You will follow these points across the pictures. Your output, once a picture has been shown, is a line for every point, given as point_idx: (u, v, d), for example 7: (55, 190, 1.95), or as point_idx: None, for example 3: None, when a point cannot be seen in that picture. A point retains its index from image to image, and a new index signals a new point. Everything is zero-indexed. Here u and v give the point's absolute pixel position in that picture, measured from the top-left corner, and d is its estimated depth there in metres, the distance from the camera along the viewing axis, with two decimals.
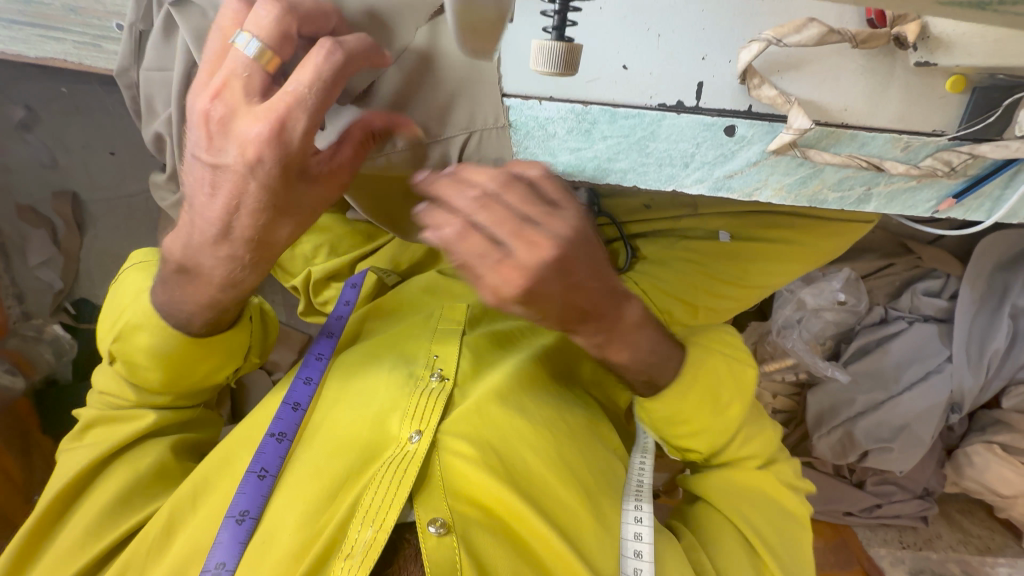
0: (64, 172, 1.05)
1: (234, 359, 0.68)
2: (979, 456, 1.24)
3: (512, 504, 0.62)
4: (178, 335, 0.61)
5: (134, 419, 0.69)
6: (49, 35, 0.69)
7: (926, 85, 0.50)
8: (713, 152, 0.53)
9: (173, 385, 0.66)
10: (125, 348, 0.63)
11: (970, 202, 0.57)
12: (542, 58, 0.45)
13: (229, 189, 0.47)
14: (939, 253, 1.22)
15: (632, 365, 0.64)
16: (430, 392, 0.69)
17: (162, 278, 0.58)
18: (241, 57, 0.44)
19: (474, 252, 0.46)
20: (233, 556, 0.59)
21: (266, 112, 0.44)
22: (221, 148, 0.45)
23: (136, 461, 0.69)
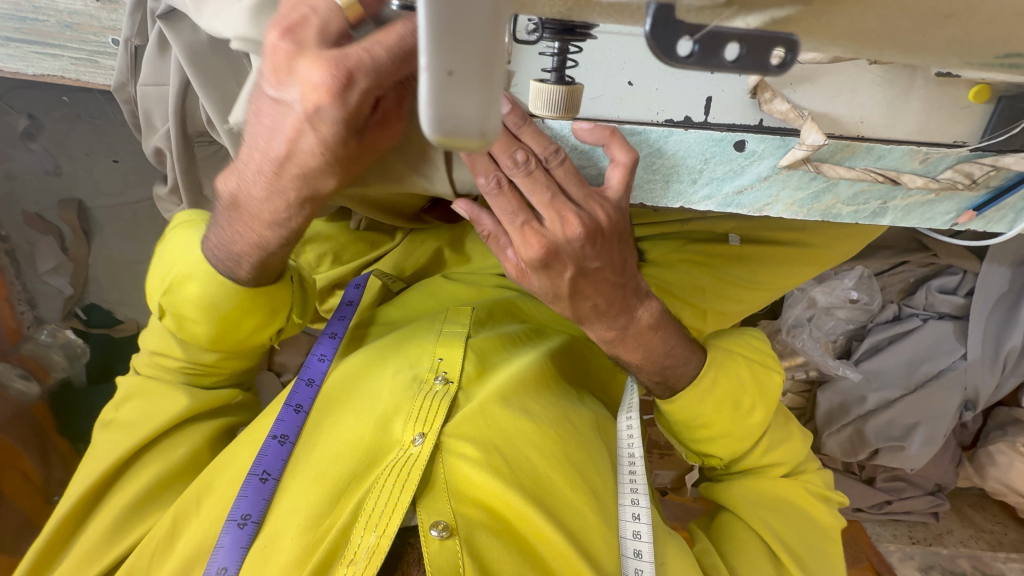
0: (69, 180, 1.04)
1: (278, 318, 0.70)
2: (1003, 455, 1.22)
3: (517, 507, 0.62)
4: (232, 287, 0.63)
5: (170, 400, 0.71)
6: (46, 51, 0.67)
7: (950, 95, 0.48)
8: (722, 167, 0.52)
9: (220, 340, 0.68)
10: (174, 300, 0.66)
11: (991, 215, 0.55)
12: (541, 102, 0.41)
13: (288, 131, 0.46)
14: (956, 250, 1.16)
15: (642, 364, 0.67)
16: (435, 395, 0.68)
17: (219, 224, 0.60)
18: (360, 47, 0.43)
19: (531, 247, 0.52)
20: (235, 560, 0.59)
21: (332, 58, 0.40)
22: (286, 87, 0.43)
23: (172, 448, 0.71)
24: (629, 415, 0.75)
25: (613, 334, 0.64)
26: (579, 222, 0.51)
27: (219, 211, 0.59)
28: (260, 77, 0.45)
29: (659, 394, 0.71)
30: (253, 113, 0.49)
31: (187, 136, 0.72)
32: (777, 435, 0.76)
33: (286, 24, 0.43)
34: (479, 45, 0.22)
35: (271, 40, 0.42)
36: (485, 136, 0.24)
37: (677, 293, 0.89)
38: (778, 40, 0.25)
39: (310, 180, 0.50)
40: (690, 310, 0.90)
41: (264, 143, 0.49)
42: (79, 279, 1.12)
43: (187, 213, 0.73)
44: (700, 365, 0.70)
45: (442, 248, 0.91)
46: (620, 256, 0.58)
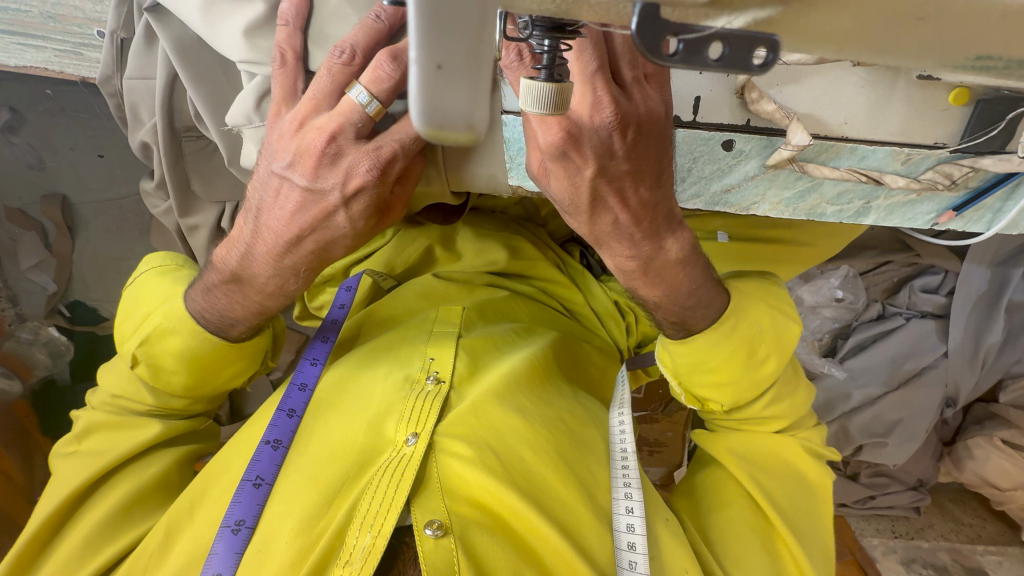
0: (52, 174, 1.02)
1: (255, 363, 0.71)
2: (979, 448, 1.25)
3: (512, 504, 0.62)
4: (216, 341, 0.64)
5: (141, 427, 0.70)
6: (27, 42, 0.66)
7: (929, 98, 0.49)
8: (710, 166, 0.53)
9: (195, 390, 0.69)
10: (151, 351, 0.65)
11: (970, 215, 0.57)
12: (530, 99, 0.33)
13: (315, 211, 0.53)
14: (939, 250, 1.20)
15: (659, 301, 0.61)
16: (427, 395, 0.68)
17: (207, 285, 0.63)
18: (355, 110, 0.48)
19: (547, 132, 0.44)
20: (229, 565, 0.58)
21: (372, 151, 0.50)
22: (323, 177, 0.51)
23: (140, 470, 0.69)
24: (621, 411, 0.77)
25: (635, 264, 0.57)
26: (613, 107, 0.43)
27: (210, 278, 0.62)
28: (281, 160, 0.52)
29: (669, 332, 0.66)
30: (265, 184, 0.54)
31: (175, 130, 0.71)
32: (783, 389, 0.73)
33: (300, 114, 0.50)
34: (467, 39, 0.22)
35: (304, 133, 0.50)
36: (473, 129, 0.24)
37: None
38: (760, 42, 0.24)
39: (326, 249, 0.57)
40: None
41: (285, 212, 0.54)
42: (62, 276, 1.09)
43: (160, 257, 0.74)
44: (726, 307, 0.65)
45: (432, 246, 0.91)
46: (657, 159, 0.49)
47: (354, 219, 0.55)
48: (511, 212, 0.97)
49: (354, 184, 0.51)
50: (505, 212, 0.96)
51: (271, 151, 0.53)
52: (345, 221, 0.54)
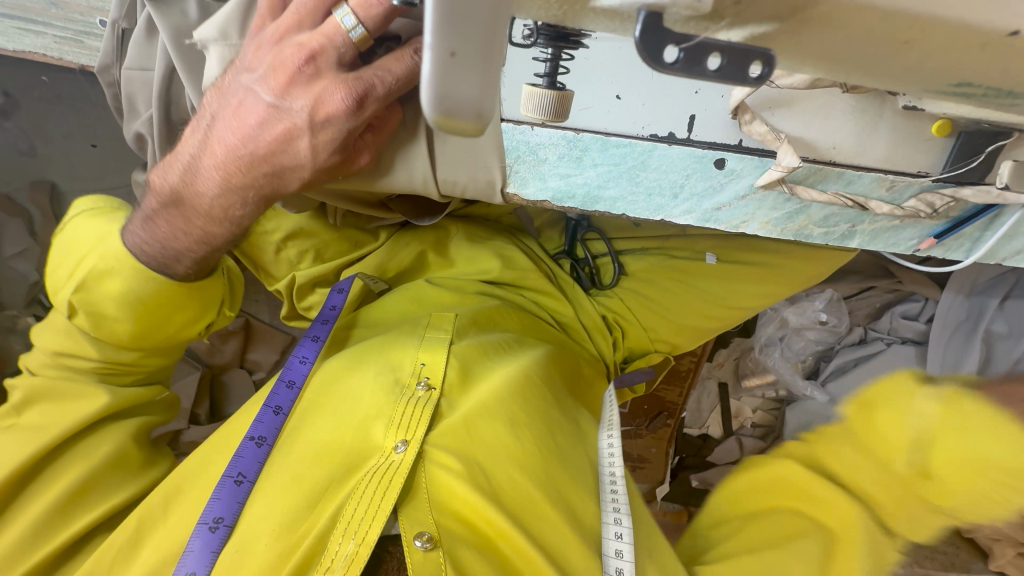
0: (43, 161, 1.01)
1: (209, 312, 0.71)
2: None
3: (498, 521, 0.61)
4: (161, 280, 0.63)
5: (89, 398, 0.67)
6: (27, 27, 0.67)
7: (912, 127, 0.51)
8: (702, 184, 0.53)
9: (142, 338, 0.68)
10: (89, 298, 0.64)
11: (950, 242, 0.58)
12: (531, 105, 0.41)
13: (276, 131, 0.51)
14: (918, 277, 1.23)
15: None
16: (417, 401, 0.67)
17: (146, 213, 0.61)
18: (339, 32, 0.46)
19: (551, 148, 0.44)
20: (204, 565, 0.56)
21: (350, 81, 0.47)
22: (291, 98, 0.49)
23: (93, 447, 0.67)
24: (610, 432, 0.79)
25: None
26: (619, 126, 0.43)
27: (151, 203, 0.61)
28: (253, 73, 0.50)
29: None
30: (228, 94, 0.53)
31: (171, 121, 0.70)
32: None
33: (281, 29, 0.48)
34: (481, 29, 0.25)
35: (283, 46, 0.48)
36: (480, 117, 0.27)
37: (661, 310, 0.94)
38: (756, 55, 0.26)
39: (278, 179, 0.55)
40: (666, 325, 0.96)
41: (240, 133, 0.52)
42: (46, 265, 1.06)
43: (91, 202, 0.71)
44: None
45: (425, 251, 0.91)
46: None
47: (316, 153, 0.52)
48: (505, 222, 0.99)
49: (325, 112, 0.48)
50: (498, 220, 0.97)
51: (244, 62, 0.51)
52: (306, 152, 0.52)
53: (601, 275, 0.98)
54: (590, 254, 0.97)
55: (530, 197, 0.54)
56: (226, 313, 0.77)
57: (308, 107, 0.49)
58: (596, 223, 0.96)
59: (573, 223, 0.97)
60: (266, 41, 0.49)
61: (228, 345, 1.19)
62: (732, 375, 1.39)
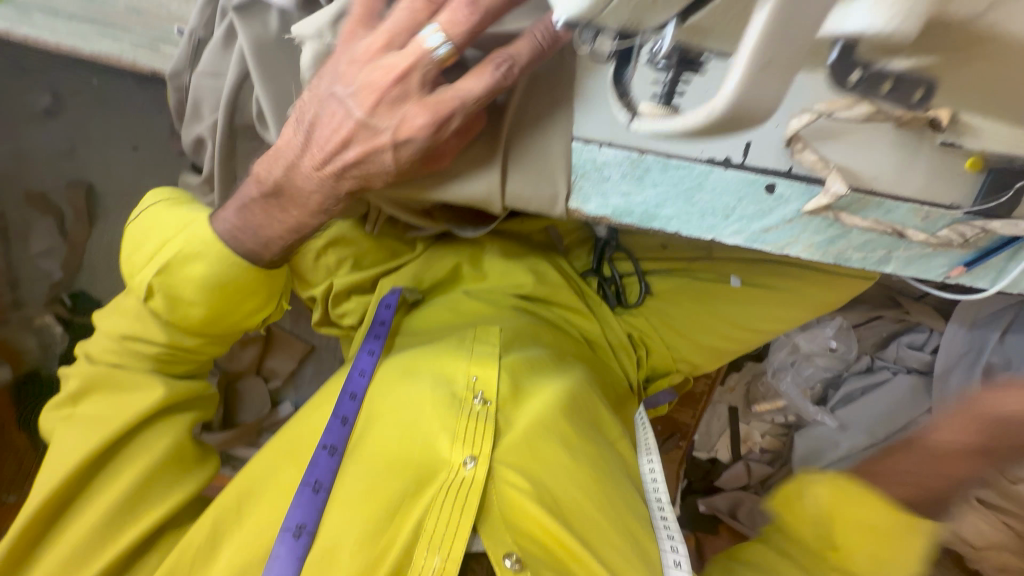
0: (82, 162, 1.03)
1: (271, 302, 0.72)
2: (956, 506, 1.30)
3: (570, 542, 0.61)
4: (240, 265, 0.65)
5: (149, 391, 0.68)
6: (105, 32, 0.70)
7: (948, 162, 0.55)
8: (752, 207, 0.56)
9: (209, 324, 0.69)
10: (169, 281, 0.65)
11: (977, 271, 0.62)
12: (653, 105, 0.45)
13: (366, 144, 0.54)
14: (925, 308, 1.29)
15: None
16: (475, 416, 0.67)
17: (242, 203, 0.64)
18: (426, 55, 0.49)
19: None
20: (293, 570, 0.56)
21: (434, 106, 0.50)
22: (383, 116, 0.52)
23: (153, 441, 0.67)
24: (650, 456, 0.80)
25: None
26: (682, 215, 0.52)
27: (247, 193, 0.63)
28: (346, 86, 0.53)
29: None
30: (324, 102, 0.54)
31: (234, 128, 0.72)
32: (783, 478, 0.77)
33: (375, 44, 0.51)
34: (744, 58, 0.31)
35: (379, 61, 0.51)
36: None
37: (682, 329, 0.98)
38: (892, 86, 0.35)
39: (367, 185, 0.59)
40: (689, 344, 0.99)
41: (333, 140, 0.55)
42: (71, 264, 1.06)
43: (160, 194, 0.73)
44: None
45: (460, 264, 0.92)
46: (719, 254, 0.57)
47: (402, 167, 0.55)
48: (536, 238, 1.01)
49: (412, 131, 0.52)
50: (530, 236, 0.99)
51: (335, 73, 0.53)
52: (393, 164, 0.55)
53: (627, 294, 1.00)
54: (617, 273, 1.00)
55: (591, 213, 0.57)
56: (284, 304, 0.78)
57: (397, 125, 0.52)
58: (624, 245, 1.00)
59: (602, 243, 1.01)
60: (360, 53, 0.51)
61: (247, 352, 1.19)
62: (742, 399, 1.41)
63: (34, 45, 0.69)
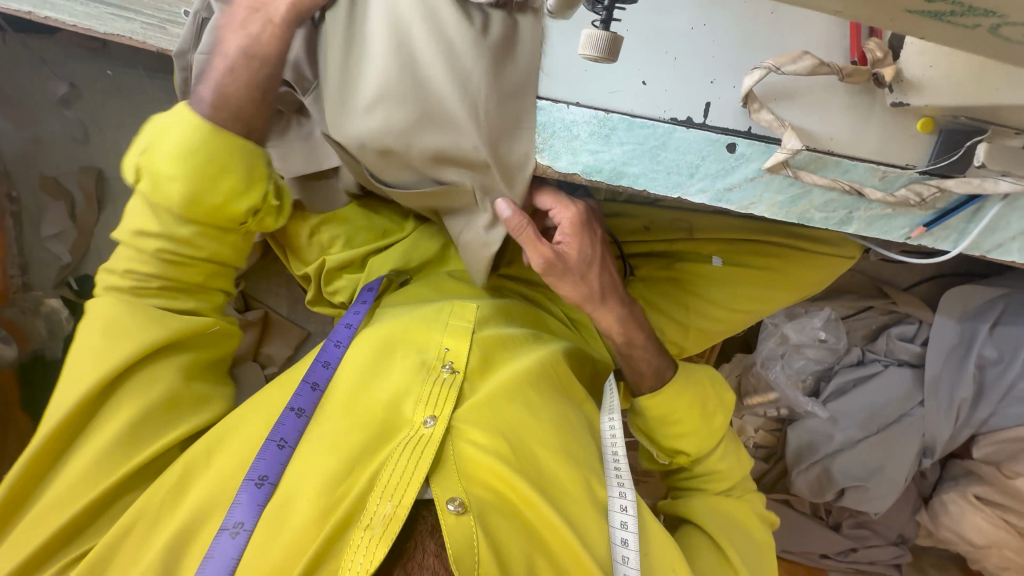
0: (94, 148, 1.08)
1: (257, 181, 0.68)
2: (954, 504, 1.28)
3: (523, 489, 0.65)
4: (204, 121, 0.64)
5: (139, 334, 0.65)
6: (121, 14, 0.75)
7: (899, 124, 0.58)
8: (716, 165, 0.59)
9: (196, 202, 0.65)
10: (157, 189, 0.64)
11: (938, 232, 0.64)
12: (590, 45, 0.48)
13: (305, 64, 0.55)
14: (911, 299, 1.31)
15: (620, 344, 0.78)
16: (442, 382, 0.72)
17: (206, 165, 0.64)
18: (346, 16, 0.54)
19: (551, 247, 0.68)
20: (251, 517, 0.60)
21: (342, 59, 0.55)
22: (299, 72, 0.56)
23: (145, 388, 0.66)
24: (611, 415, 0.82)
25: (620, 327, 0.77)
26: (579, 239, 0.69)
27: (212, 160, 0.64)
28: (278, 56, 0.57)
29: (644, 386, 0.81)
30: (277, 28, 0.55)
31: None
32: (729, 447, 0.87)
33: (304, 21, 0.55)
34: None
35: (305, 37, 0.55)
36: None
37: (665, 310, 0.99)
38: None
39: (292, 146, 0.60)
40: (675, 326, 0.99)
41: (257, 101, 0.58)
42: (79, 248, 1.10)
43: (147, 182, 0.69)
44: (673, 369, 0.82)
45: (448, 245, 0.97)
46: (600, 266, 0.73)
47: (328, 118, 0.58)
48: None
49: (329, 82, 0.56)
50: None
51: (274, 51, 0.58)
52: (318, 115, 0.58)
53: None
54: None
55: (562, 170, 0.59)
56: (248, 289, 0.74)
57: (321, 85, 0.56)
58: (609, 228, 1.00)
59: None
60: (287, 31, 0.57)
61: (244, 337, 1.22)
62: (734, 393, 1.42)
63: (60, 25, 0.75)
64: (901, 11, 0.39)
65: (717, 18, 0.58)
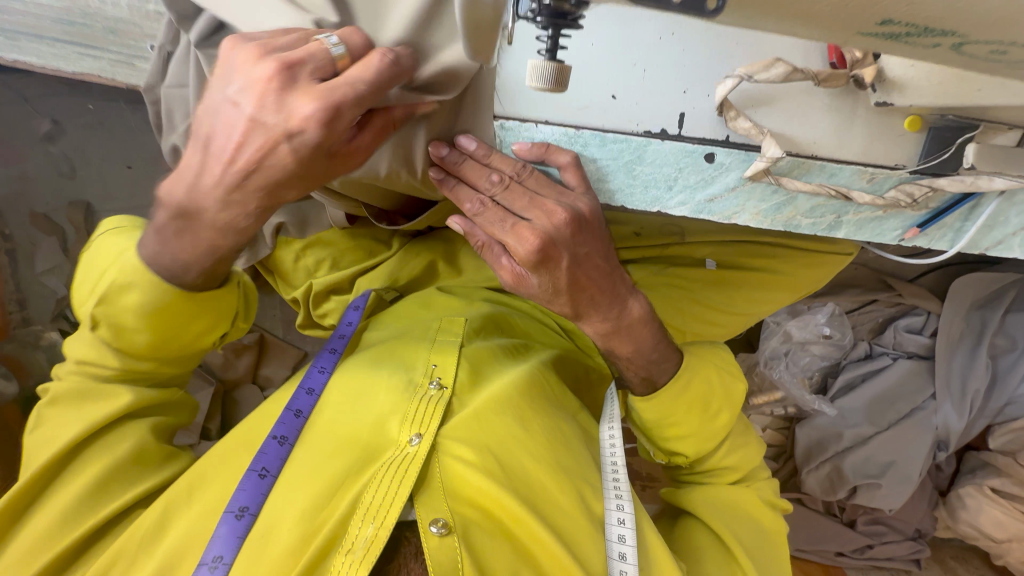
0: (81, 182, 1.09)
1: (223, 321, 0.69)
2: (971, 498, 1.24)
3: (510, 507, 0.63)
4: (169, 288, 0.61)
5: (105, 396, 0.66)
6: (86, 52, 0.77)
7: (886, 123, 0.56)
8: (694, 176, 0.57)
9: (158, 348, 0.65)
10: (111, 310, 0.62)
11: (934, 232, 0.62)
12: (536, 76, 0.45)
13: (259, 144, 0.48)
14: (918, 291, 1.26)
15: (632, 357, 0.68)
16: (429, 398, 0.70)
17: (156, 227, 0.58)
18: (320, 50, 0.46)
19: (525, 243, 0.55)
20: (231, 550, 0.59)
21: (320, 93, 0.45)
22: (270, 111, 0.46)
23: (113, 446, 0.66)
24: (611, 424, 0.79)
25: (607, 326, 0.65)
26: (562, 210, 0.55)
27: (160, 218, 0.58)
28: (231, 87, 0.47)
29: (637, 390, 0.72)
30: (220, 115, 0.49)
31: None
32: (738, 440, 0.79)
33: (263, 46, 0.46)
34: None
35: (259, 64, 0.45)
36: None
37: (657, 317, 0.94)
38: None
39: (276, 190, 0.52)
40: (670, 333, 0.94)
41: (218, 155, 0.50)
42: (74, 280, 1.12)
43: (120, 219, 0.71)
44: (680, 363, 0.73)
45: (435, 261, 0.94)
46: (602, 242, 0.60)
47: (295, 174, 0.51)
48: None
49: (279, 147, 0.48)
50: None
51: (224, 80, 0.48)
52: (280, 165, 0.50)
53: None
54: None
55: None
56: (239, 325, 0.74)
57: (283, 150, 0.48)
58: None
59: None
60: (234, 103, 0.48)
61: (241, 360, 1.21)
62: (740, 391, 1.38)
63: (37, 68, 0.79)
64: (855, 33, 0.38)
65: (684, 27, 0.55)
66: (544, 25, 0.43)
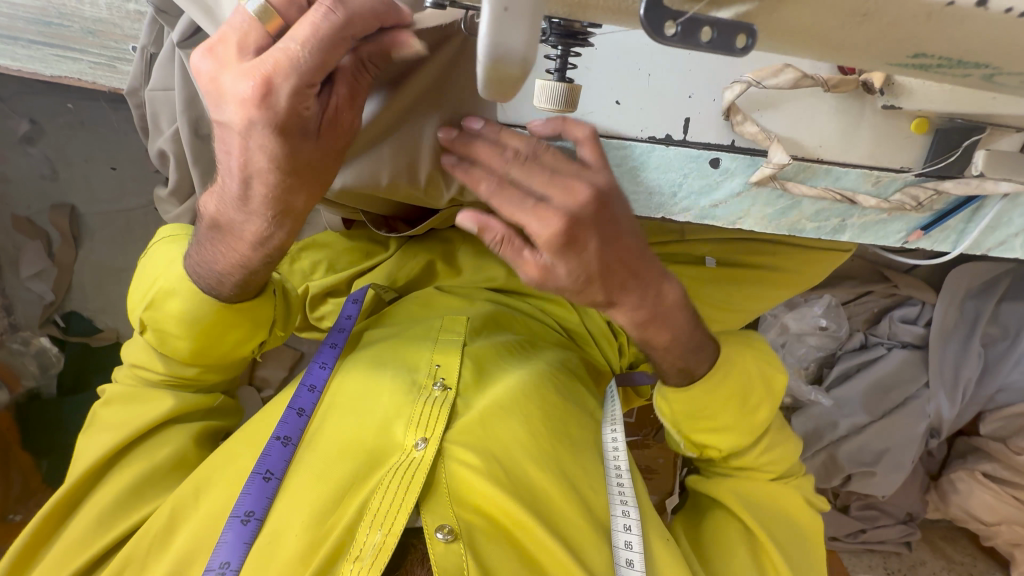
0: (64, 184, 1.05)
1: (261, 330, 0.70)
2: (962, 482, 1.26)
3: (519, 514, 0.63)
4: (211, 302, 0.64)
5: (153, 402, 0.70)
6: (66, 54, 0.74)
7: (893, 126, 0.55)
8: (699, 182, 0.57)
9: (200, 356, 0.68)
10: (156, 315, 0.66)
11: (936, 234, 0.61)
12: (545, 96, 0.44)
13: (260, 156, 0.49)
14: (914, 282, 1.27)
15: (669, 341, 0.66)
16: (434, 401, 0.69)
17: (199, 239, 0.62)
18: (250, 24, 0.45)
19: (549, 226, 0.50)
20: (238, 556, 0.58)
21: (251, 69, 0.44)
22: (222, 108, 0.47)
23: (153, 449, 0.69)
24: (614, 427, 0.79)
25: (643, 314, 0.61)
26: (586, 186, 0.50)
27: (201, 228, 0.61)
28: (207, 99, 0.50)
29: (673, 380, 0.71)
30: (215, 133, 0.51)
31: (197, 134, 0.74)
32: (775, 437, 0.79)
33: (210, 43, 0.47)
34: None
35: (206, 61, 0.47)
36: (525, 62, 0.34)
37: None
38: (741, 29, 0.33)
39: (282, 197, 0.53)
40: None
41: (228, 174, 0.53)
42: (61, 285, 1.09)
43: (173, 227, 0.73)
44: (716, 353, 0.72)
45: (434, 261, 0.92)
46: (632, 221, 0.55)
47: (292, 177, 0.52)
48: None
49: (249, 143, 0.49)
50: None
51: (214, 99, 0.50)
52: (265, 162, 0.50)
53: None
54: None
55: None
56: (280, 333, 0.75)
57: (261, 150, 0.49)
58: None
59: None
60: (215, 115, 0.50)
61: None
62: None
63: (13, 71, 0.76)
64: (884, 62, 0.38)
65: None
66: (554, 45, 0.43)
